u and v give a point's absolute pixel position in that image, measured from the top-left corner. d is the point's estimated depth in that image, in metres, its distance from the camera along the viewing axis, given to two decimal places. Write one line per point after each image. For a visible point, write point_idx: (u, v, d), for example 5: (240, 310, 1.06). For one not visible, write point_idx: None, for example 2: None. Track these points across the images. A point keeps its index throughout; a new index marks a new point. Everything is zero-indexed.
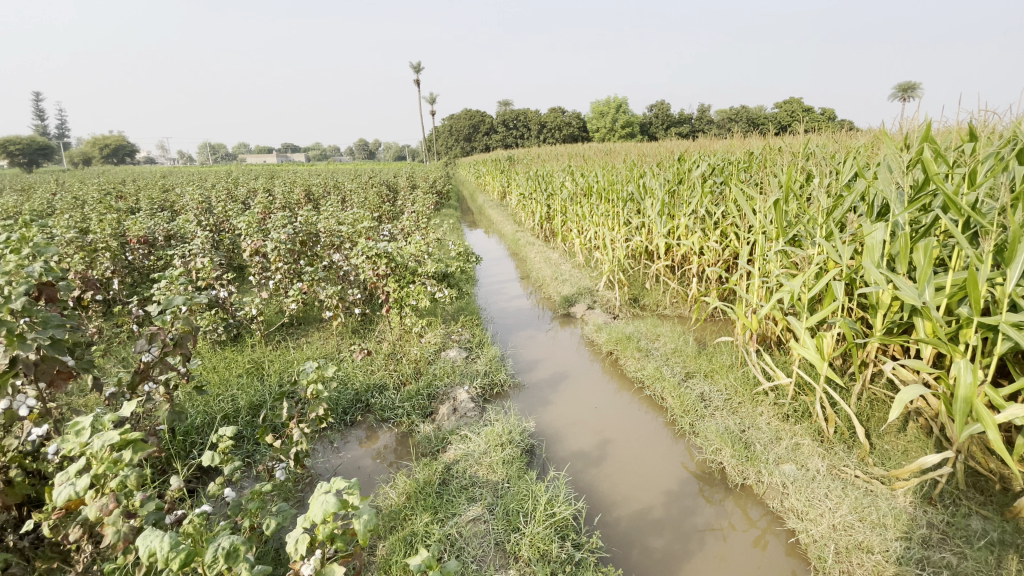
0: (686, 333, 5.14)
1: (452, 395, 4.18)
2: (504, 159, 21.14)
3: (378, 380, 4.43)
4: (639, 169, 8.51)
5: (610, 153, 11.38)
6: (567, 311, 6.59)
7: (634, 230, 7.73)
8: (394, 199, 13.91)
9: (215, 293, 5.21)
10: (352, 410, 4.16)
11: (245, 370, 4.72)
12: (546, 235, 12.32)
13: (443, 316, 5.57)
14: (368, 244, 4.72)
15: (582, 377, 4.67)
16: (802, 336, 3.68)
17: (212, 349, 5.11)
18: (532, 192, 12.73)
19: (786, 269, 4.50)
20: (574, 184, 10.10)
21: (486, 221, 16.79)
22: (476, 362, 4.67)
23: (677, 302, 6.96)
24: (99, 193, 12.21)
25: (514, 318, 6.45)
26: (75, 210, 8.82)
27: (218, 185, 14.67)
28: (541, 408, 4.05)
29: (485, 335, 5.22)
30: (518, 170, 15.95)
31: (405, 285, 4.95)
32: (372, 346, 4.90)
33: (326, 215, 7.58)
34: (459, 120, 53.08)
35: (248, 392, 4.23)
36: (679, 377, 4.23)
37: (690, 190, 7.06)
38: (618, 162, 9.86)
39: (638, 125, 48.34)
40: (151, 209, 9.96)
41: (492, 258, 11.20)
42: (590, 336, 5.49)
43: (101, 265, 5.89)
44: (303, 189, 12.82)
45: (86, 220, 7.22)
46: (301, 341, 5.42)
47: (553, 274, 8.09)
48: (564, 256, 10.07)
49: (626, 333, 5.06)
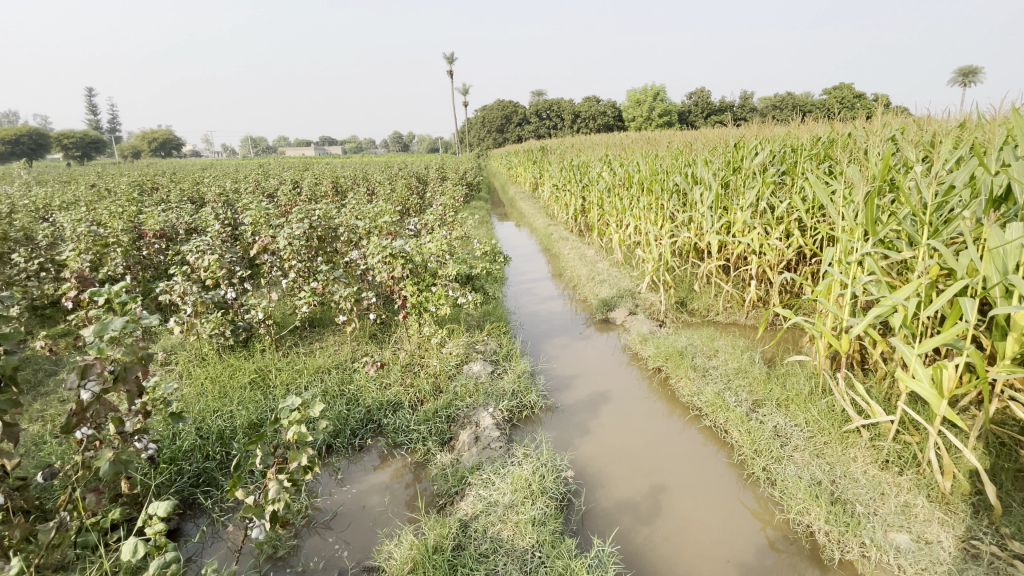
0: (748, 348, 4.40)
1: (475, 418, 3.60)
2: (537, 149, 20.38)
3: (392, 398, 3.93)
4: (686, 158, 7.71)
5: (652, 141, 10.55)
6: (606, 316, 5.92)
7: (681, 226, 6.96)
8: (424, 192, 13.44)
9: (223, 294, 4.80)
10: (362, 432, 3.68)
11: (249, 380, 4.28)
12: (581, 229, 11.64)
13: (467, 323, 5.00)
14: (381, 242, 4.19)
15: (626, 398, 4.04)
16: (913, 366, 2.94)
17: (218, 355, 4.71)
18: (566, 183, 12.05)
19: (880, 277, 3.72)
20: (612, 175, 9.36)
21: (518, 214, 16.24)
22: (503, 378, 4.08)
23: (731, 307, 6.19)
24: (133, 186, 12.22)
25: (546, 323, 5.82)
26: (101, 203, 8.73)
27: (249, 177, 14.71)
28: (579, 439, 3.44)
29: (514, 346, 4.63)
30: (551, 160, 15.23)
31: (424, 288, 4.40)
32: (387, 356, 4.38)
33: (347, 209, 7.11)
34: (492, 111, 52.43)
35: (248, 409, 3.78)
36: (745, 407, 3.53)
37: (748, 182, 6.24)
38: (661, 151, 9.04)
39: (677, 115, 46.58)
40: (177, 200, 9.84)
41: (524, 253, 10.61)
42: (634, 349, 4.84)
43: (112, 261, 5.63)
44: (331, 181, 12.53)
45: (105, 213, 6.99)
46: (314, 346, 4.97)
47: (590, 272, 7.42)
48: (601, 251, 9.38)
49: (678, 348, 4.36)
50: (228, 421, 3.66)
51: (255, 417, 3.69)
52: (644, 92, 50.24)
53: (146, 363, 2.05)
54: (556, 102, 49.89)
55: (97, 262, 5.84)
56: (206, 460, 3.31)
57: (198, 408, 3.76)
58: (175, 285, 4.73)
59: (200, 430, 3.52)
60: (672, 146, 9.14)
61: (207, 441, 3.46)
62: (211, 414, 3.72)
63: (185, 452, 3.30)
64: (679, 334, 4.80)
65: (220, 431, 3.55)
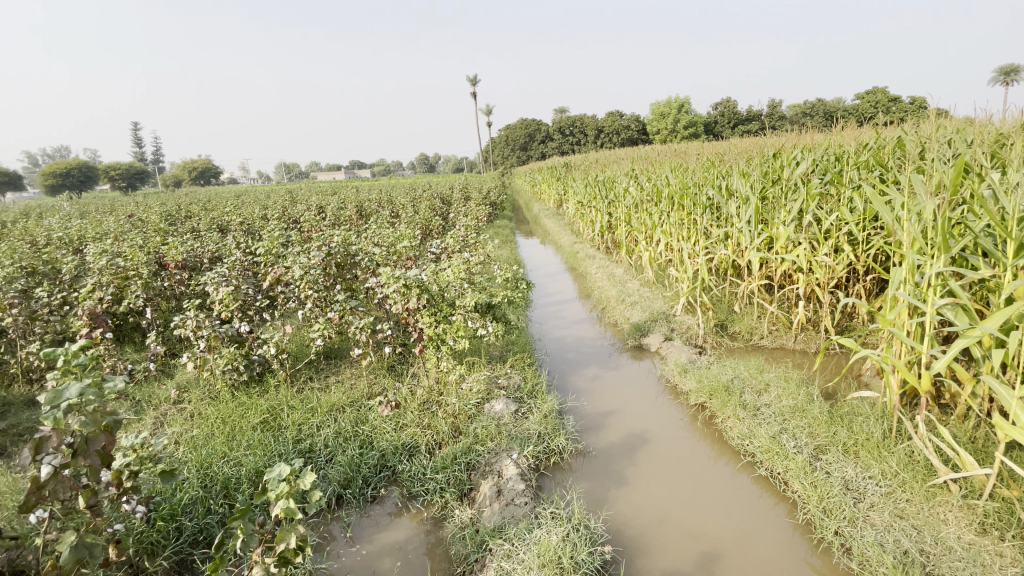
0: (803, 381, 3.92)
1: (498, 466, 3.25)
2: (561, 165, 20.12)
3: (408, 441, 3.63)
4: (720, 170, 7.29)
5: (680, 154, 10.14)
6: (639, 342, 5.50)
7: (718, 243, 6.52)
8: (447, 212, 13.28)
9: (236, 327, 4.62)
10: (375, 481, 3.39)
11: (260, 421, 4.05)
12: (609, 246, 11.24)
13: (489, 355, 4.68)
14: (394, 272, 3.93)
15: (666, 439, 3.64)
16: (1015, 413, 2.46)
17: (231, 392, 4.51)
18: (592, 199, 11.72)
19: (960, 302, 3.23)
20: (640, 190, 8.99)
21: (543, 231, 15.94)
22: (528, 419, 3.72)
23: (777, 330, 5.68)
24: (164, 215, 12.43)
25: (575, 351, 5.44)
26: (131, 233, 8.84)
27: (277, 203, 14.91)
28: (615, 492, 3.05)
29: (540, 380, 4.27)
30: (576, 176, 14.93)
31: (442, 320, 4.12)
32: (404, 393, 4.09)
33: (367, 234, 6.94)
34: (516, 130, 52.80)
35: (255, 454, 3.53)
36: (806, 455, 3.09)
37: (790, 194, 5.78)
38: (691, 164, 8.63)
39: (703, 126, 45.77)
40: (205, 229, 9.92)
41: (549, 272, 10.27)
42: (673, 381, 4.42)
43: (133, 294, 5.56)
44: (355, 205, 12.53)
45: (130, 244, 7.00)
46: (329, 381, 4.72)
47: (620, 293, 7.01)
48: (631, 270, 8.96)
49: (722, 382, 3.93)
50: (233, 469, 3.40)
51: (262, 465, 3.44)
52: (668, 104, 49.78)
53: (112, 434, 1.87)
54: (579, 118, 49.88)
55: (117, 294, 5.78)
56: (207, 515, 3.06)
57: (204, 454, 3.53)
58: (188, 319, 4.58)
59: (204, 480, 3.28)
60: (702, 158, 8.71)
61: (210, 492, 3.22)
62: (217, 460, 3.48)
63: (185, 507, 3.06)
64: (722, 365, 4.36)
65: (224, 481, 3.30)
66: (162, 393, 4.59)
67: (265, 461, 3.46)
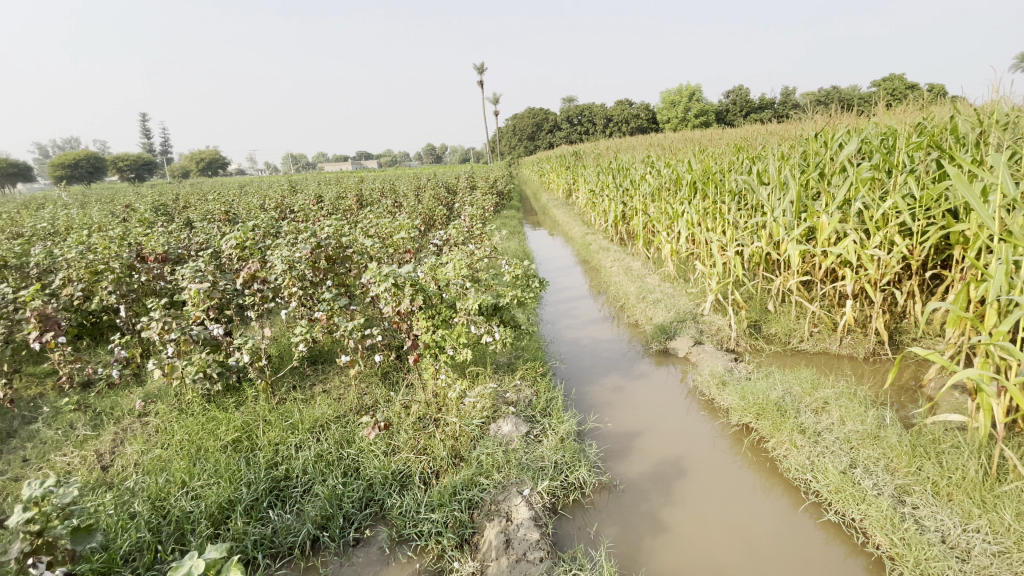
0: (868, 400, 3.33)
1: (506, 506, 2.69)
2: (571, 154, 19.42)
3: (401, 468, 3.08)
4: (749, 154, 6.63)
5: (700, 139, 9.46)
6: (665, 346, 4.89)
7: (749, 235, 5.87)
8: (452, 202, 12.67)
9: (210, 329, 4.07)
10: (359, 518, 2.84)
11: (232, 440, 3.51)
12: (622, 237, 10.61)
13: (495, 363, 4.10)
14: (382, 269, 3.34)
15: (706, 469, 3.06)
16: None
17: (203, 404, 3.97)
18: (604, 187, 11.06)
19: None
20: (658, 177, 8.33)
21: (552, 221, 15.33)
22: (542, 444, 3.14)
23: (819, 332, 5.07)
24: (158, 206, 11.90)
25: (592, 356, 4.84)
26: (116, 223, 8.30)
27: (277, 193, 14.38)
28: (651, 544, 2.50)
29: (554, 394, 3.69)
30: (587, 164, 14.28)
31: (440, 325, 3.54)
32: (397, 410, 3.54)
33: (362, 224, 6.35)
34: (523, 119, 51.91)
35: (219, 484, 2.98)
36: (888, 498, 2.50)
37: (834, 180, 5.13)
38: (715, 149, 7.95)
39: (714, 113, 44.66)
40: (196, 219, 9.38)
41: (559, 266, 9.66)
42: (709, 396, 3.82)
43: (102, 290, 5.02)
44: (356, 195, 11.96)
45: (109, 235, 6.47)
46: (315, 391, 4.18)
47: (639, 289, 6.39)
48: (648, 263, 8.33)
49: (771, 400, 3.34)
50: (191, 502, 2.87)
51: (225, 498, 2.89)
52: (678, 92, 48.65)
53: None
54: (587, 107, 48.88)
55: (88, 291, 5.25)
56: (152, 565, 2.51)
57: (159, 483, 3.00)
58: (154, 321, 4.03)
59: (154, 519, 2.74)
60: (727, 143, 8.03)
61: (161, 534, 2.68)
62: (174, 492, 2.95)
63: (127, 554, 2.53)
64: (767, 377, 3.76)
65: (178, 519, 2.76)
66: (126, 404, 4.05)
67: (228, 493, 2.91)
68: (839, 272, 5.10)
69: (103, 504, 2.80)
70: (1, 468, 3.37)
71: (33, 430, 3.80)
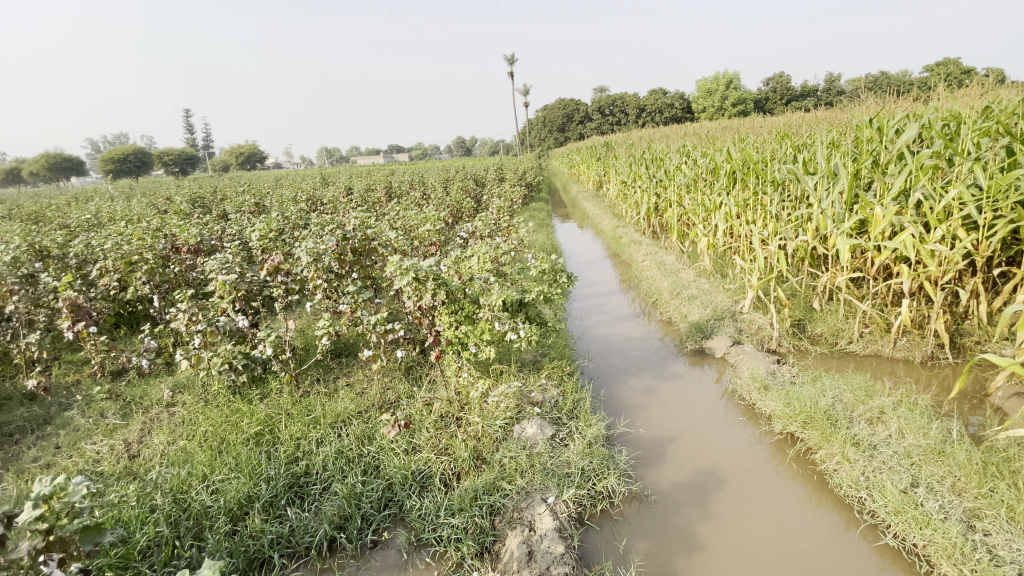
0: (930, 410, 3.01)
1: (529, 515, 2.54)
2: (602, 145, 19.02)
3: (422, 469, 2.97)
4: (794, 142, 6.23)
5: (739, 128, 9.02)
6: (701, 345, 4.63)
7: (793, 228, 5.51)
8: (480, 194, 12.55)
9: (236, 321, 4.06)
10: (378, 520, 2.75)
11: (255, 433, 3.47)
12: (655, 230, 10.27)
13: (520, 361, 3.95)
14: (403, 263, 3.22)
15: (747, 481, 2.83)
16: None
17: (229, 396, 3.96)
18: (636, 178, 10.72)
19: None
20: (695, 167, 7.98)
21: (582, 214, 15.04)
22: (568, 448, 2.98)
23: (870, 333, 4.70)
24: (196, 197, 12.22)
25: (623, 354, 4.63)
26: (154, 215, 8.53)
27: (309, 185, 14.57)
28: (686, 564, 2.30)
29: (582, 395, 3.52)
30: (618, 155, 13.90)
31: (464, 321, 3.41)
32: (419, 407, 3.43)
33: (389, 216, 6.28)
34: (553, 110, 51.29)
35: (238, 479, 2.94)
36: (957, 524, 2.23)
37: (890, 168, 4.72)
38: (756, 137, 7.55)
39: (753, 102, 43.01)
40: (230, 210, 9.55)
41: (589, 259, 9.42)
42: (749, 401, 3.57)
43: (136, 280, 5.10)
44: (384, 187, 11.98)
45: (145, 226, 6.61)
46: (337, 384, 4.12)
47: (673, 284, 6.11)
48: (682, 256, 8.00)
49: (819, 409, 3.07)
50: (210, 497, 2.83)
51: (243, 494, 2.84)
52: (715, 80, 47.08)
53: None
54: (619, 97, 47.90)
55: (123, 281, 5.36)
56: (169, 561, 2.47)
57: (181, 476, 2.98)
58: (181, 312, 4.04)
59: (174, 513, 2.71)
60: (769, 131, 7.60)
61: (179, 529, 2.65)
62: (195, 485, 2.92)
63: (145, 550, 2.50)
64: (813, 383, 3.49)
65: (197, 515, 2.72)
66: (155, 393, 4.09)
67: (248, 489, 2.86)
68: (894, 269, 4.71)
69: (125, 496, 2.79)
70: (34, 455, 3.43)
71: (66, 417, 3.87)
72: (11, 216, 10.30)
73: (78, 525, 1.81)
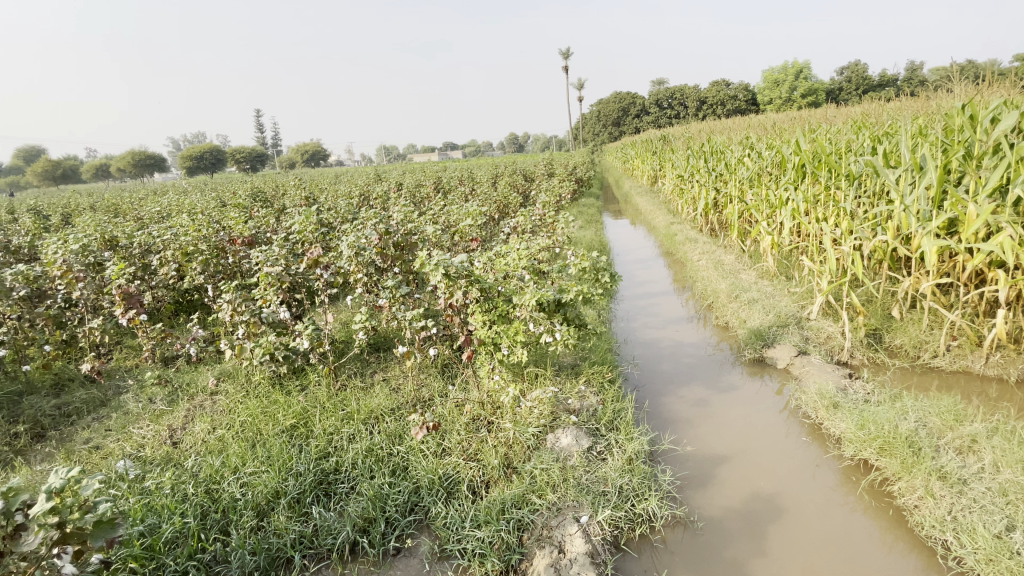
0: None
1: (559, 535, 2.34)
2: (658, 139, 18.32)
3: (450, 475, 2.82)
4: (874, 132, 5.60)
5: (809, 118, 8.32)
6: (760, 354, 4.22)
7: (870, 227, 4.95)
8: (529, 189, 12.35)
9: (277, 313, 4.09)
10: (401, 525, 2.62)
11: (290, 425, 3.46)
12: (713, 228, 9.69)
13: (558, 364, 3.73)
14: (435, 258, 3.09)
15: (810, 511, 2.48)
16: None
17: (269, 386, 4.00)
18: (693, 173, 10.16)
19: None
20: (759, 160, 7.41)
21: (635, 210, 14.51)
22: (605, 463, 2.75)
23: (959, 347, 4.11)
24: (258, 192, 12.78)
25: (673, 361, 4.31)
26: (217, 208, 8.94)
27: (363, 181, 14.91)
28: None
29: (622, 404, 3.26)
30: (676, 149, 13.29)
31: (499, 321, 3.24)
32: (450, 409, 3.29)
33: (434, 211, 6.20)
34: (608, 104, 50.13)
35: (267, 473, 2.91)
36: None
37: (990, 159, 4.10)
38: (829, 128, 6.90)
39: (825, 92, 40.14)
40: (288, 205, 9.88)
41: (640, 257, 9.01)
42: (816, 419, 3.19)
43: (192, 269, 5.29)
44: (435, 182, 12.02)
45: (207, 219, 6.90)
46: (373, 380, 4.06)
47: (731, 286, 5.67)
48: (742, 256, 7.46)
49: (898, 434, 2.66)
50: (240, 490, 2.82)
51: (271, 489, 2.81)
52: (783, 70, 44.44)
53: None
54: (678, 90, 46.15)
55: (181, 270, 5.58)
56: (194, 554, 2.47)
57: (215, 466, 3.00)
58: (226, 302, 4.11)
59: (203, 504, 2.72)
60: (845, 120, 6.92)
61: (207, 522, 2.64)
62: (226, 476, 2.92)
63: (171, 541, 2.50)
64: (893, 403, 3.05)
65: (224, 508, 2.71)
66: (201, 381, 4.21)
67: (275, 484, 2.83)
68: (993, 274, 4.09)
69: (161, 484, 2.83)
70: (88, 436, 3.59)
71: (121, 401, 4.05)
72: (98, 209, 11.18)
73: (92, 519, 1.76)
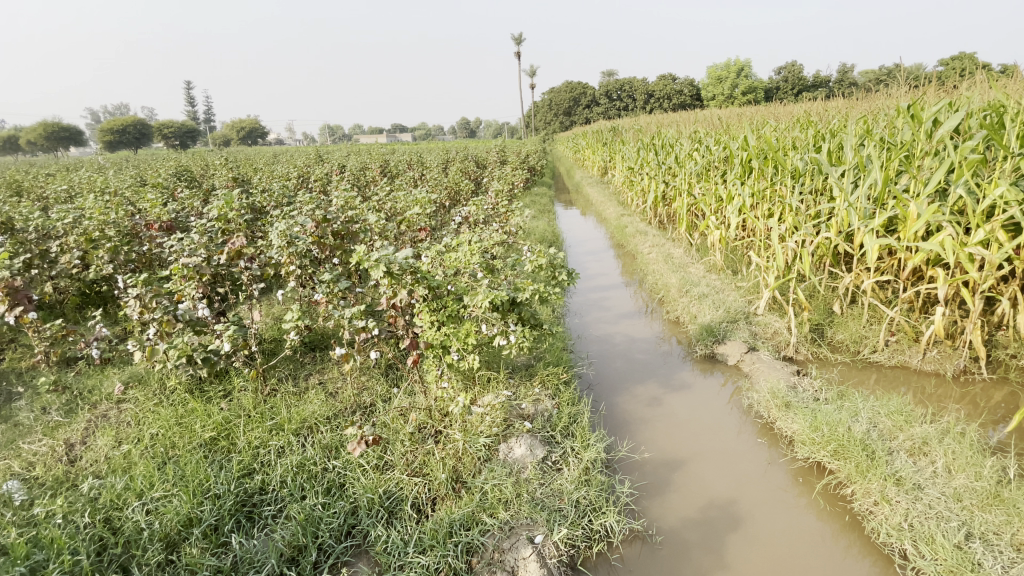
0: (979, 443, 2.61)
1: (513, 560, 2.15)
2: (608, 131, 18.40)
3: (393, 492, 2.57)
4: (818, 130, 5.74)
5: (755, 116, 8.51)
6: (712, 350, 4.21)
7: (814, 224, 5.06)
8: (481, 176, 12.01)
9: (196, 310, 3.63)
10: (338, 551, 2.35)
11: (210, 439, 3.07)
12: (661, 221, 9.79)
13: (511, 366, 3.54)
14: (374, 252, 2.78)
15: (767, 517, 2.45)
16: None
17: (187, 392, 3.56)
18: (643, 165, 10.20)
19: None
20: (707, 154, 7.49)
21: (586, 201, 14.52)
22: (561, 474, 2.60)
23: (895, 342, 4.27)
24: (185, 171, 11.71)
25: (625, 358, 4.22)
26: (133, 188, 8.03)
27: (305, 162, 14.03)
28: None
29: (577, 408, 3.12)
30: (627, 141, 13.33)
31: (448, 321, 3.00)
32: (394, 417, 3.03)
33: (378, 198, 5.80)
34: (559, 93, 50.06)
35: (180, 497, 2.54)
36: None
37: (926, 160, 4.25)
38: (775, 125, 7.04)
39: (764, 91, 41.93)
40: (216, 186, 9.04)
41: (592, 249, 8.95)
42: (767, 419, 3.18)
43: (97, 258, 4.65)
44: (382, 166, 11.45)
45: (118, 200, 6.14)
46: (308, 384, 3.71)
47: (682, 281, 5.68)
48: (691, 249, 7.54)
49: (852, 437, 2.67)
50: (146, 518, 2.43)
51: (183, 517, 2.44)
52: (726, 67, 46.05)
53: None
54: (628, 82, 46.79)
55: (85, 259, 4.90)
56: None
57: (116, 490, 2.59)
58: (136, 297, 3.61)
59: (99, 538, 2.32)
60: (790, 118, 7.09)
61: (103, 559, 2.25)
62: (130, 502, 2.53)
63: None
64: (842, 402, 3.08)
65: (125, 541, 2.33)
66: (106, 388, 3.69)
67: (189, 511, 2.46)
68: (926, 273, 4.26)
69: (48, 514, 2.40)
70: None
71: (4, 411, 3.48)
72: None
73: None
